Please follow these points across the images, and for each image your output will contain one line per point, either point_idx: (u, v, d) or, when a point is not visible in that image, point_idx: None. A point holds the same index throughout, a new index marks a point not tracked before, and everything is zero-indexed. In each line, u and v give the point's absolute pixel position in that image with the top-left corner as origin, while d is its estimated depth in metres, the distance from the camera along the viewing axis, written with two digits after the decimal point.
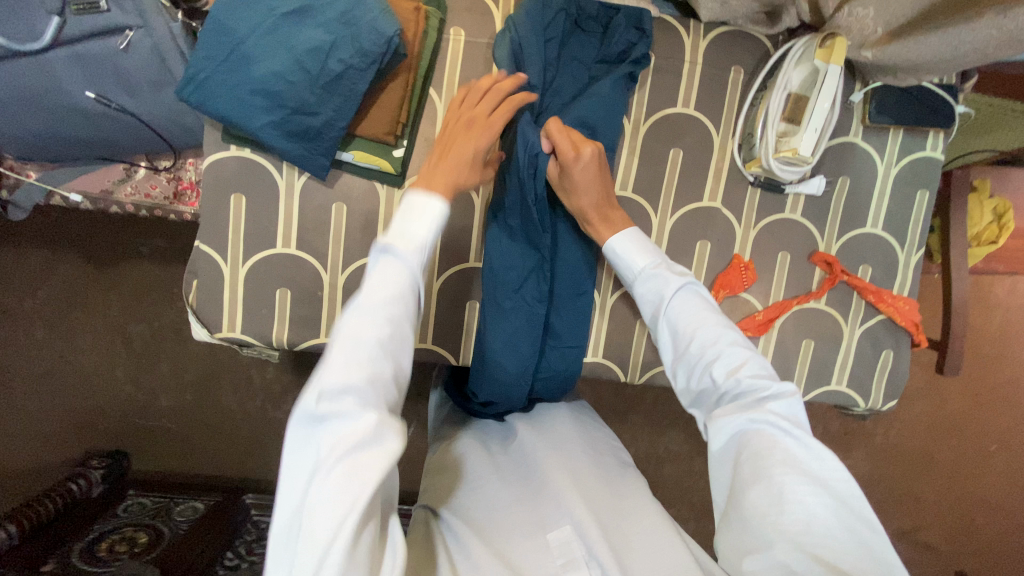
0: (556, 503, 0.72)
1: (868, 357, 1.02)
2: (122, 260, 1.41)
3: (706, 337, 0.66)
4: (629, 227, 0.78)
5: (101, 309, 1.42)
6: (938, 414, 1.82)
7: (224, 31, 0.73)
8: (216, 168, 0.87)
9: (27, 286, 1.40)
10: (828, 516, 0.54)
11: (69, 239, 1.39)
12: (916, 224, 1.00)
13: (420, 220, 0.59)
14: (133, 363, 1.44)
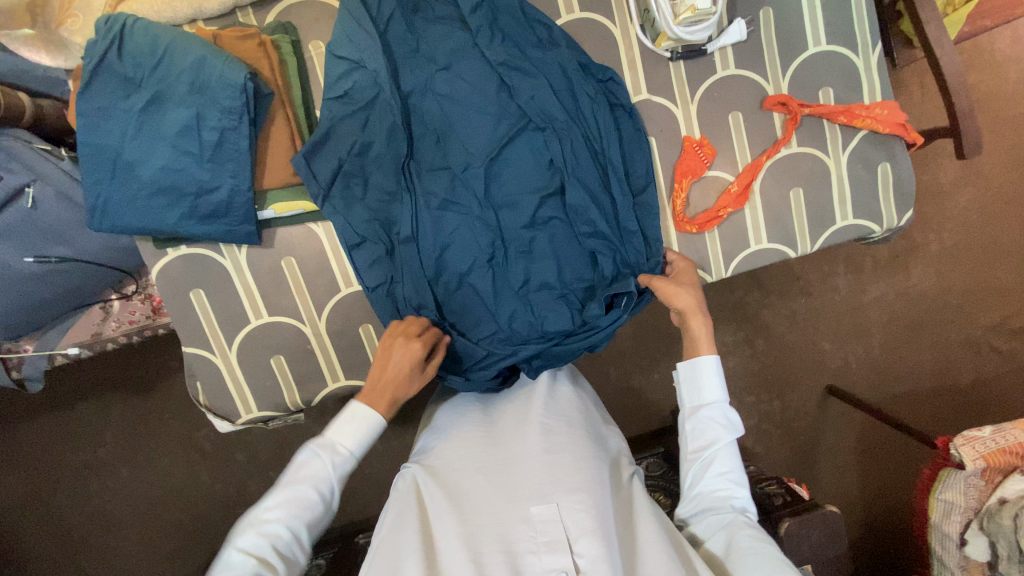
0: (552, 480, 0.69)
1: (867, 180, 0.94)
2: (161, 377, 1.51)
3: (717, 436, 0.79)
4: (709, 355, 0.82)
5: (164, 427, 1.52)
6: (987, 197, 1.70)
7: (98, 148, 0.73)
8: (165, 274, 0.88)
9: (95, 433, 1.52)
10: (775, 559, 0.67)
11: (111, 379, 1.50)
12: (861, 22, 0.90)
13: (348, 436, 0.75)
14: (208, 468, 1.53)
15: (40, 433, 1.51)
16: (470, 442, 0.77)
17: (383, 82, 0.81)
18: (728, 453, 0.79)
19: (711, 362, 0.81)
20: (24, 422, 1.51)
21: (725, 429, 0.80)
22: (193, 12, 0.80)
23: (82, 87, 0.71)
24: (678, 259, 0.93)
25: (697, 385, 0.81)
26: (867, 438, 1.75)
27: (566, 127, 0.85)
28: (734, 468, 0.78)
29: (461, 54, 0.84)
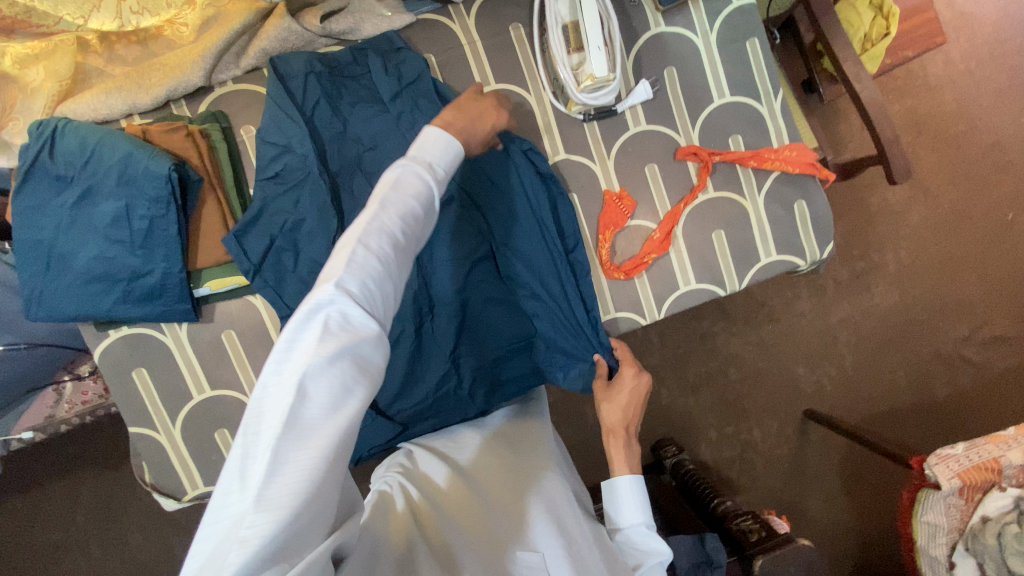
0: (539, 522, 0.71)
1: (785, 217, 0.98)
2: (127, 452, 1.50)
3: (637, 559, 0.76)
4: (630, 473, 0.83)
5: (134, 503, 1.50)
6: (936, 215, 1.75)
7: (33, 243, 0.77)
8: (107, 355, 0.90)
9: (63, 515, 1.49)
10: None
11: (77, 458, 1.49)
12: (761, 73, 0.96)
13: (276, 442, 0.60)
14: (179, 543, 1.50)
15: (6, 518, 1.49)
16: (456, 477, 0.79)
17: (311, 164, 0.85)
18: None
19: (630, 483, 0.82)
20: None
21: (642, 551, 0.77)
22: (128, 108, 0.85)
23: (17, 189, 0.76)
24: (610, 305, 0.96)
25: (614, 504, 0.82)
26: (848, 463, 1.73)
27: (496, 203, 0.91)
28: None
29: (389, 132, 0.88)
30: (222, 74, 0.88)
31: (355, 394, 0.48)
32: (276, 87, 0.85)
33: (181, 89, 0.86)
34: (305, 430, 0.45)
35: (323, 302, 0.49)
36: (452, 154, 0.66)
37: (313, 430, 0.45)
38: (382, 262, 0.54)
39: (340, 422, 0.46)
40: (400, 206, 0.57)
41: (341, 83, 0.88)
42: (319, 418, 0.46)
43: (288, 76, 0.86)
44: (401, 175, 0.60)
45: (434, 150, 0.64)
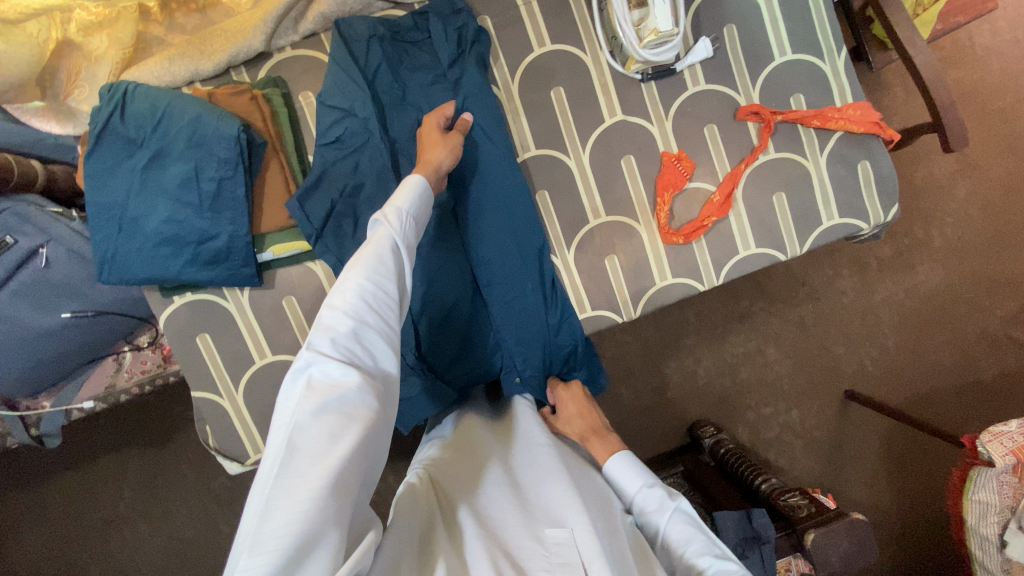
0: (567, 501, 0.67)
1: (849, 179, 0.96)
2: (176, 429, 1.54)
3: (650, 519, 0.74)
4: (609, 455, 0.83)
5: (181, 479, 1.54)
6: (985, 190, 1.69)
7: (105, 206, 0.78)
8: (172, 321, 0.91)
9: (112, 490, 1.54)
10: None
11: (125, 434, 1.53)
12: (824, 30, 0.94)
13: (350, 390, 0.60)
14: (227, 517, 1.53)
15: (57, 493, 1.53)
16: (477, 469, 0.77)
17: (371, 127, 0.85)
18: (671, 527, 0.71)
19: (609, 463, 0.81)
20: (41, 481, 1.53)
21: (645, 508, 0.75)
22: (190, 75, 0.86)
23: (89, 151, 0.77)
24: (667, 270, 0.95)
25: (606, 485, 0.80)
26: (892, 443, 1.70)
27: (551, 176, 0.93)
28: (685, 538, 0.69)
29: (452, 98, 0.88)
30: (281, 40, 0.88)
31: (344, 435, 0.49)
32: (340, 50, 0.85)
33: (243, 55, 0.86)
34: (295, 479, 0.45)
35: (301, 365, 0.51)
36: (415, 206, 0.68)
37: (303, 472, 0.46)
38: (356, 318, 0.55)
39: (331, 463, 0.47)
40: (367, 258, 0.59)
41: (404, 48, 0.88)
42: (309, 466, 0.46)
43: (352, 40, 0.86)
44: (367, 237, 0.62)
45: (399, 203, 0.67)
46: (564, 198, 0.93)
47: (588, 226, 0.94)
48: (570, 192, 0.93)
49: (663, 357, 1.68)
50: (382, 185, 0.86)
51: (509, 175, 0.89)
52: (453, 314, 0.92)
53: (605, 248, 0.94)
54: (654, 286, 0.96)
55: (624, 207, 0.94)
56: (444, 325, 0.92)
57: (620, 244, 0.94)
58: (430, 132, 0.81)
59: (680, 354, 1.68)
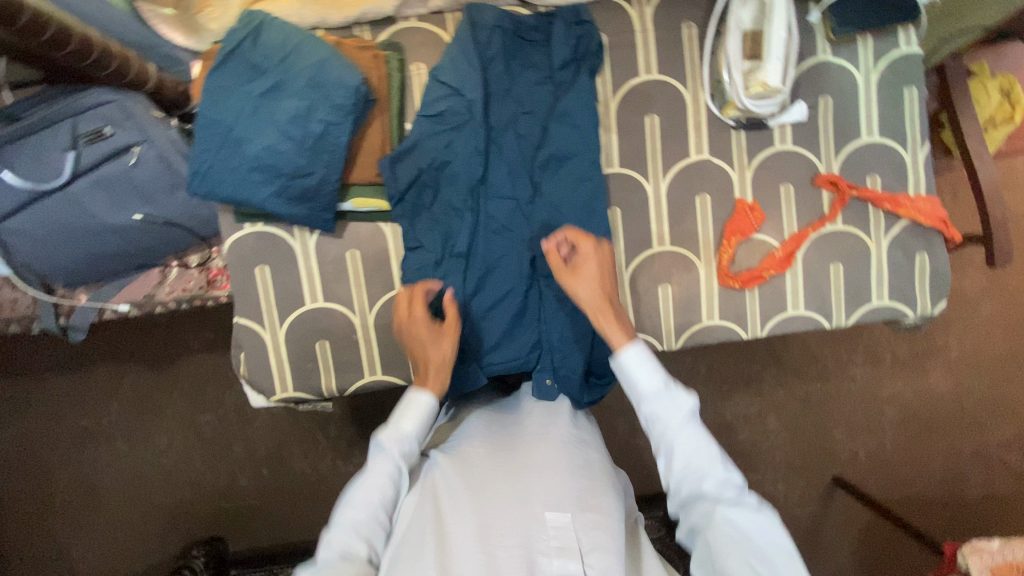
0: (566, 490, 0.72)
1: (905, 266, 0.99)
2: (177, 358, 1.70)
3: (736, 518, 0.68)
4: (629, 341, 0.78)
5: (169, 407, 1.72)
6: (1010, 313, 1.71)
7: (213, 121, 0.81)
8: (237, 246, 0.94)
9: (100, 401, 1.71)
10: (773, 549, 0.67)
11: (126, 354, 1.70)
12: (912, 122, 0.98)
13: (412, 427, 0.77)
14: (199, 452, 1.74)
15: (52, 392, 1.70)
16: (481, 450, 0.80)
17: (474, 110, 0.89)
18: (762, 540, 0.67)
19: (626, 350, 0.77)
20: (41, 378, 1.70)
21: (738, 503, 0.69)
22: (318, 22, 0.90)
23: (215, 67, 0.80)
24: (715, 311, 0.97)
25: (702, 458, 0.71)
26: (870, 538, 1.70)
27: (627, 196, 0.96)
28: (769, 555, 0.67)
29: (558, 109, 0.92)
30: (409, 9, 0.92)
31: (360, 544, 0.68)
32: (464, 33, 0.89)
33: (372, 15, 0.90)
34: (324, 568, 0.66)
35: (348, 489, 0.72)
36: (422, 422, 0.78)
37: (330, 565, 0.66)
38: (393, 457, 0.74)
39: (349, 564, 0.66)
40: (409, 412, 0.78)
41: (521, 44, 0.92)
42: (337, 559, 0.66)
43: (478, 25, 0.90)
44: (371, 464, 0.74)
45: (407, 421, 0.77)
46: (634, 219, 0.96)
47: (650, 251, 0.97)
48: (641, 215, 0.96)
49: None
50: (470, 166, 0.90)
51: (590, 188, 0.92)
52: (504, 304, 0.95)
53: (661, 277, 0.97)
54: (699, 323, 0.98)
55: (688, 242, 0.97)
56: (490, 313, 0.95)
57: (676, 276, 0.97)
58: (421, 328, 0.83)
59: None
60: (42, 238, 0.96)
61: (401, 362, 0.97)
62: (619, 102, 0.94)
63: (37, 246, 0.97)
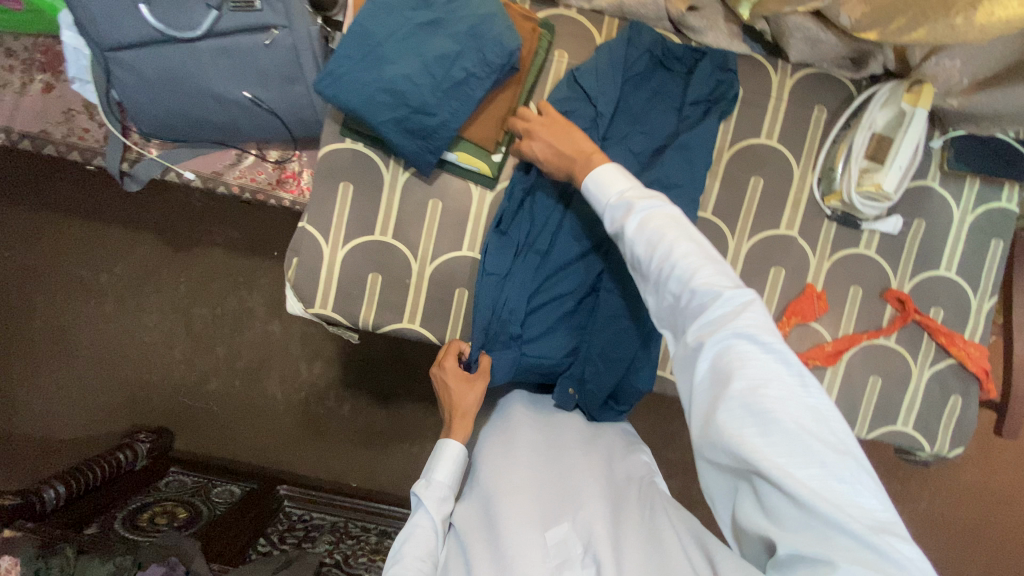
0: (561, 511, 0.79)
1: (937, 401, 1.01)
2: (199, 244, 1.69)
3: (763, 407, 0.56)
4: (606, 162, 0.78)
5: (173, 288, 1.71)
6: (991, 488, 1.69)
7: (365, 33, 0.82)
8: (332, 156, 0.94)
9: (110, 259, 1.69)
10: (769, 428, 0.56)
11: (152, 223, 1.68)
12: (989, 273, 1.00)
13: (442, 470, 0.86)
14: (184, 343, 1.73)
15: (65, 233, 1.67)
16: (489, 469, 0.87)
17: (601, 118, 0.91)
18: (791, 445, 0.55)
19: (598, 168, 0.77)
20: (60, 216, 1.67)
21: (773, 399, 0.56)
22: None
23: None
24: None
25: (724, 324, 0.61)
26: None
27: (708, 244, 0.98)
28: (807, 473, 0.54)
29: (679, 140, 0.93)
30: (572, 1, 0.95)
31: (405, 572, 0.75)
32: (618, 44, 0.93)
33: None
34: None
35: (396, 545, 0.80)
36: (452, 471, 0.86)
37: None
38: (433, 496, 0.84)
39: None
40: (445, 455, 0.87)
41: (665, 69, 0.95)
42: None
43: (633, 42, 0.93)
44: (413, 519, 0.83)
45: (438, 471, 0.86)
46: None
47: None
48: None
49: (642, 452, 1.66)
50: None
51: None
52: (559, 305, 0.96)
53: None
54: None
55: None
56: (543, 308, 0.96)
57: None
58: (451, 378, 0.91)
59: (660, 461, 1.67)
60: (150, 83, 0.97)
61: (442, 321, 0.98)
62: (732, 156, 0.97)
63: (141, 89, 0.98)
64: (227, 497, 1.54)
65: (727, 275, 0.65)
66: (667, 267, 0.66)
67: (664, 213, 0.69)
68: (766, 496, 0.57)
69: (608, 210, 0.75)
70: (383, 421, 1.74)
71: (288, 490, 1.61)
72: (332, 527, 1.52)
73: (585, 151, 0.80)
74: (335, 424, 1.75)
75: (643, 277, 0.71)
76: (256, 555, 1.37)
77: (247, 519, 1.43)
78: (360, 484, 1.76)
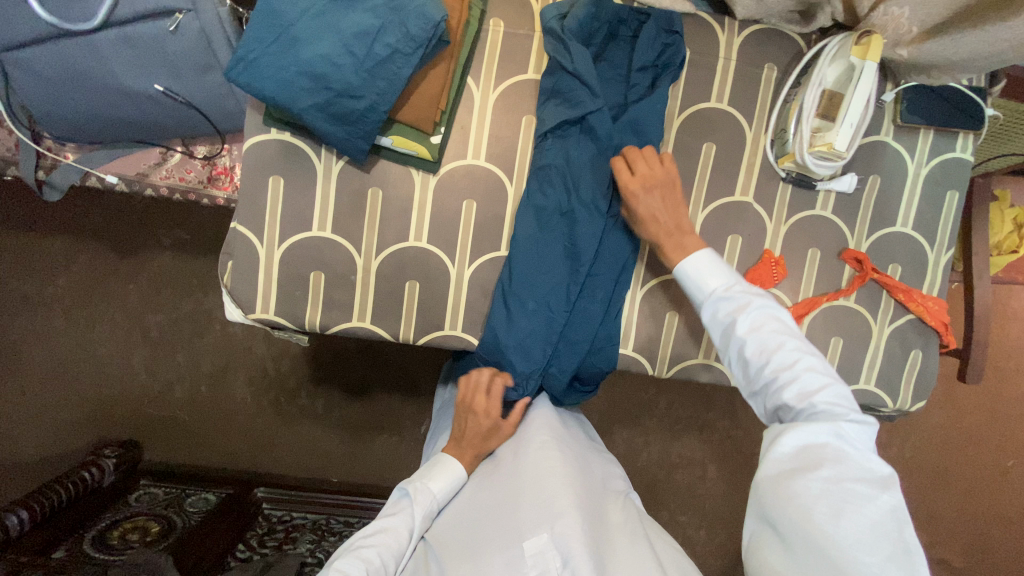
0: (540, 515, 0.77)
1: (898, 357, 1.01)
2: (145, 248, 1.60)
3: (845, 495, 0.61)
4: (701, 248, 0.80)
5: (123, 297, 1.62)
6: (953, 428, 1.74)
7: (276, 13, 0.75)
8: (257, 149, 0.88)
9: (51, 271, 1.60)
10: (864, 524, 0.60)
11: (91, 230, 1.58)
12: (945, 225, 0.99)
13: (439, 480, 0.86)
14: (142, 353, 1.65)
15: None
16: (485, 486, 0.87)
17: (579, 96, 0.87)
18: (861, 533, 0.60)
19: (698, 252, 0.79)
20: None
21: (856, 491, 0.62)
22: None
23: None
24: (711, 350, 0.98)
25: (825, 417, 0.66)
26: None
27: None
28: (866, 560, 0.59)
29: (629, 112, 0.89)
30: None
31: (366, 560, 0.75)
32: (581, 8, 0.87)
33: None
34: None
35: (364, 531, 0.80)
36: (447, 486, 0.86)
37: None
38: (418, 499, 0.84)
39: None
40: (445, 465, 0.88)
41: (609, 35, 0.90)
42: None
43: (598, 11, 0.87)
44: (393, 510, 0.83)
45: (433, 482, 0.86)
46: None
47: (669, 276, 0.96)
48: None
49: (619, 425, 1.66)
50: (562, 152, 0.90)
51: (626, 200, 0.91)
52: (527, 290, 0.90)
53: (671, 305, 0.97)
54: (692, 359, 0.99)
55: None
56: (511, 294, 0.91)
57: (685, 308, 0.97)
58: (483, 416, 0.89)
59: (636, 431, 1.67)
60: (51, 82, 0.88)
61: (393, 316, 0.94)
62: (683, 123, 0.93)
63: (42, 89, 0.89)
64: (201, 506, 1.48)
65: (843, 394, 0.69)
66: (770, 357, 0.71)
67: (774, 313, 0.73)
68: (807, 562, 0.62)
69: (709, 297, 0.77)
70: (357, 416, 1.70)
71: (265, 492, 1.56)
72: (313, 525, 1.48)
73: (673, 229, 0.82)
74: (307, 422, 1.71)
75: (735, 360, 0.75)
76: (236, 561, 1.32)
77: (225, 524, 1.38)
78: (340, 479, 1.73)
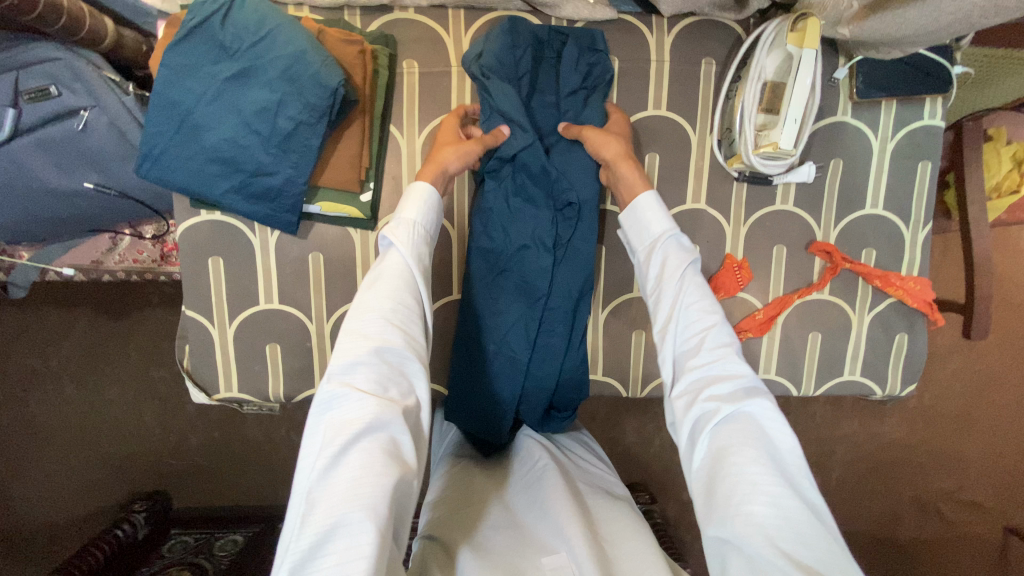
0: (559, 521, 0.67)
1: (882, 343, 0.97)
2: (138, 308, 1.55)
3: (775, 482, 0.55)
4: (648, 191, 0.75)
5: (125, 356, 1.57)
6: None
7: (170, 102, 0.72)
8: (191, 233, 0.86)
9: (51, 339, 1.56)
10: (798, 515, 0.53)
11: (78, 297, 1.54)
12: (920, 200, 0.93)
13: (413, 210, 0.67)
14: (154, 407, 1.58)
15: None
16: (480, 498, 0.75)
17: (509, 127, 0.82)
18: (795, 525, 0.53)
19: (643, 195, 0.74)
20: None
21: (776, 473, 0.56)
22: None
23: (175, 42, 0.71)
24: None
25: (738, 395, 0.61)
26: None
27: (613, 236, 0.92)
28: (799, 553, 0.51)
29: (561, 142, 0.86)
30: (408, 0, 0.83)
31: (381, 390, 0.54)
32: (497, 40, 0.82)
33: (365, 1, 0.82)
34: (319, 495, 0.49)
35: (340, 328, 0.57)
36: (426, 209, 0.67)
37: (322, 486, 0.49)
38: (412, 243, 0.64)
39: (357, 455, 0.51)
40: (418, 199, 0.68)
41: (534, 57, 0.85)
42: (332, 499, 0.48)
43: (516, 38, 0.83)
44: (381, 263, 0.62)
45: (408, 207, 0.66)
46: (619, 260, 0.94)
47: (630, 294, 0.95)
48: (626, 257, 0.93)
49: None
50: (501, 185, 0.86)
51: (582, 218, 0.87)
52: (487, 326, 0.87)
53: (636, 322, 0.95)
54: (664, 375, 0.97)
55: None
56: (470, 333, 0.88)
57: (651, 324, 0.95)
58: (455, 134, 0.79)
59: None
60: None
61: None
62: None
63: None
64: (231, 549, 1.41)
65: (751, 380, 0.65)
66: (699, 313, 0.66)
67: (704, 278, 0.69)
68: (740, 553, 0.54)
69: (655, 240, 0.72)
70: None
71: None
72: None
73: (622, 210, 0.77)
74: None
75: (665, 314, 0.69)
76: None
77: None
78: None
